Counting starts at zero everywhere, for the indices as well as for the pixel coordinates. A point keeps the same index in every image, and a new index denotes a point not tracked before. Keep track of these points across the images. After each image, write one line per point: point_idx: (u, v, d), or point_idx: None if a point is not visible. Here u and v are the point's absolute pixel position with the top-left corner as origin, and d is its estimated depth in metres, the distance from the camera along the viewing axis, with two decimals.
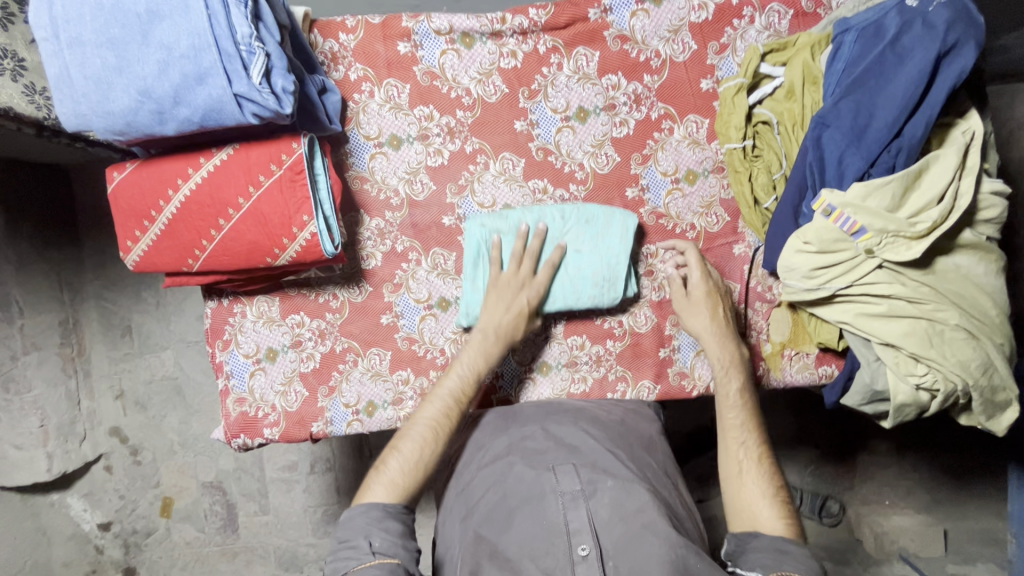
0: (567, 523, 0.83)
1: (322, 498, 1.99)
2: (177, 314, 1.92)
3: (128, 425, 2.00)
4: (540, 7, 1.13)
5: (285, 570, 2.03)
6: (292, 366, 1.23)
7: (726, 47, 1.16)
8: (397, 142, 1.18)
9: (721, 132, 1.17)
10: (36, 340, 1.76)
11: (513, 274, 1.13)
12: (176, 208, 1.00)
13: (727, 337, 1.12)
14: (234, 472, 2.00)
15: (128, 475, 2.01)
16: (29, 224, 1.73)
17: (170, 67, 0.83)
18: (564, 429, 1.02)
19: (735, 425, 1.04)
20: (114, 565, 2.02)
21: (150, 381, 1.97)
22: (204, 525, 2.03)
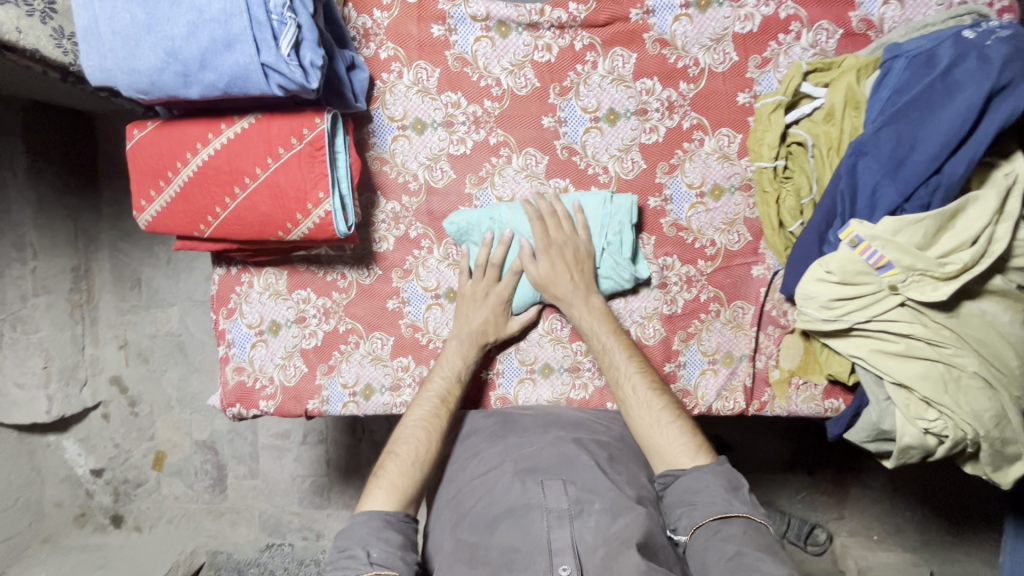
0: (549, 541, 0.83)
1: (311, 469, 2.00)
2: (187, 273, 1.92)
3: (129, 376, 2.02)
4: (581, 2, 1.10)
5: (268, 535, 2.06)
6: (294, 341, 1.22)
7: (769, 61, 1.11)
8: (421, 126, 1.16)
9: (753, 150, 1.13)
10: (46, 283, 1.80)
11: (477, 283, 1.16)
12: (193, 172, 0.99)
13: (577, 294, 1.13)
14: (228, 434, 2.02)
15: (124, 425, 2.04)
16: (51, 167, 1.76)
17: (198, 30, 0.81)
18: (559, 440, 1.01)
19: (616, 369, 1.08)
20: (103, 510, 2.07)
21: (154, 335, 1.98)
22: (193, 483, 2.06)
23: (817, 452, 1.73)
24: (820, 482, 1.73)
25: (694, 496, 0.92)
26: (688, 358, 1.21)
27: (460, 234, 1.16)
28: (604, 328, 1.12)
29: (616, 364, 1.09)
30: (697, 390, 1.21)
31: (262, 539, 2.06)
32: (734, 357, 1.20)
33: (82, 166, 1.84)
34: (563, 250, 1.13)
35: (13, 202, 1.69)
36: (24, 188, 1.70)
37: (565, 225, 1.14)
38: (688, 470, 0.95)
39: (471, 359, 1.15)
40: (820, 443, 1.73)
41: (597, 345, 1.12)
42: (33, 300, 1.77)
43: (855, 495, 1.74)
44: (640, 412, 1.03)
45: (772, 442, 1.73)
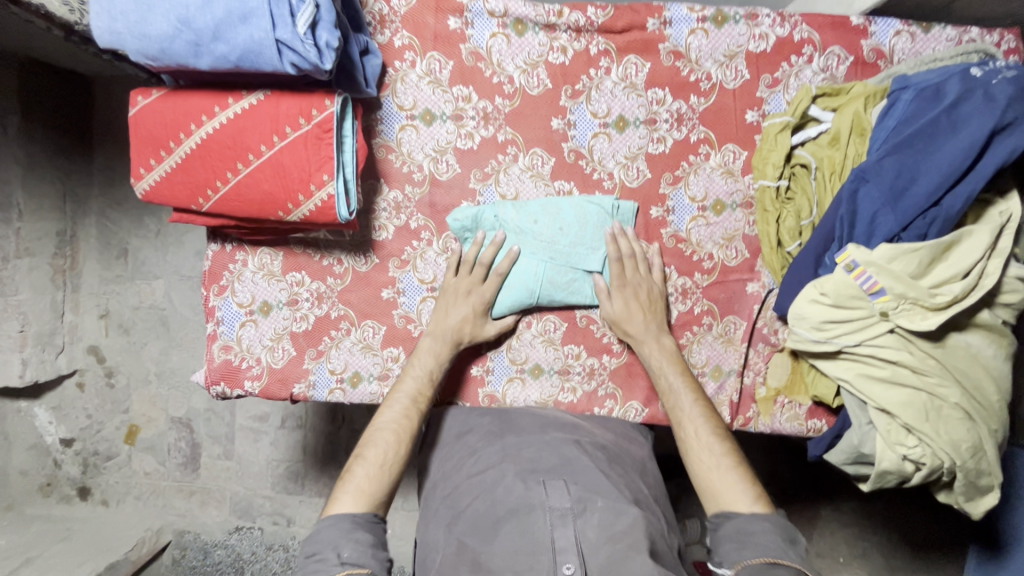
0: (552, 540, 0.81)
1: (287, 455, 2.01)
2: (175, 247, 1.95)
3: (108, 346, 2.01)
4: (600, 7, 1.10)
5: (237, 517, 2.05)
6: (284, 323, 1.21)
7: (779, 82, 1.12)
8: (430, 117, 1.15)
9: (758, 168, 1.13)
10: (30, 246, 1.77)
11: (461, 280, 1.14)
12: (196, 143, 0.98)
13: (647, 333, 1.13)
14: (205, 413, 2.03)
15: (99, 397, 2.02)
16: (42, 127, 1.75)
17: (215, 1, 0.80)
18: (558, 442, 1.03)
19: (681, 411, 1.07)
20: (69, 481, 2.04)
21: (137, 307, 1.98)
22: (165, 460, 2.06)
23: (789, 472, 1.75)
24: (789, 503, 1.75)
25: (748, 535, 0.88)
26: None
27: (463, 231, 1.15)
28: (673, 367, 1.12)
29: (680, 406, 1.08)
30: None
31: (231, 521, 2.05)
32: (723, 370, 1.21)
33: (76, 128, 1.84)
34: (638, 291, 1.14)
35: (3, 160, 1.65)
36: (16, 147, 1.67)
37: (643, 267, 1.14)
38: (743, 513, 0.91)
39: (443, 359, 1.13)
40: (795, 461, 1.76)
41: (664, 385, 1.11)
42: (15, 263, 1.74)
43: (825, 517, 1.76)
44: (699, 454, 1.01)
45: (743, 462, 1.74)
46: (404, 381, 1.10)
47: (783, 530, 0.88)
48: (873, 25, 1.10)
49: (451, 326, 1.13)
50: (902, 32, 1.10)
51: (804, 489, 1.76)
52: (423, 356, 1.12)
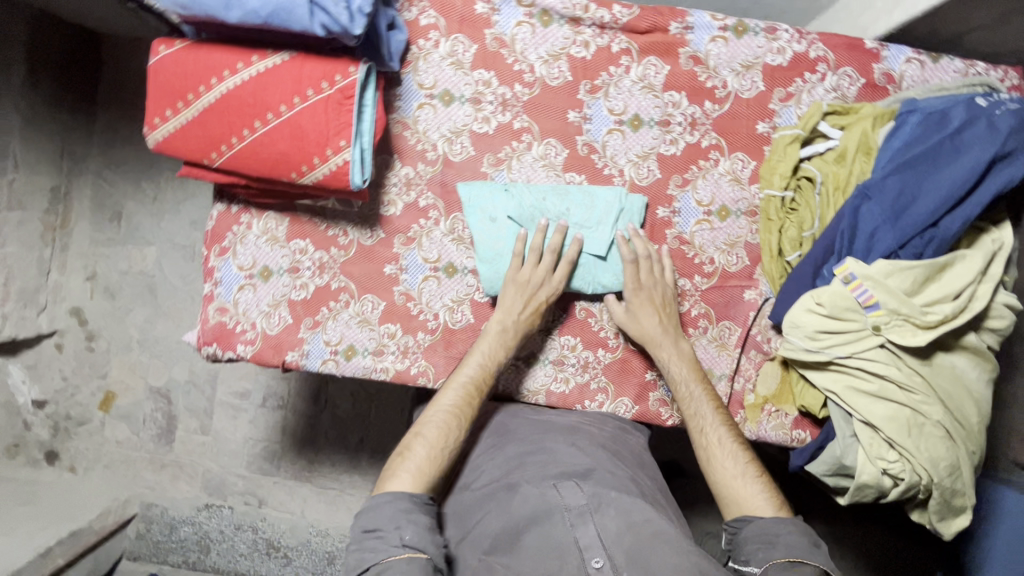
0: (576, 538, 0.87)
1: (266, 435, 2.02)
2: (170, 214, 2.01)
3: (91, 309, 2.06)
4: (625, 6, 1.12)
5: (208, 495, 2.05)
6: (283, 290, 1.20)
7: (792, 96, 1.15)
8: (448, 98, 1.16)
9: (765, 177, 1.17)
10: (22, 200, 1.84)
11: (531, 271, 1.13)
12: (215, 98, 0.97)
13: (665, 337, 1.15)
14: (185, 385, 2.06)
15: (77, 359, 2.06)
16: (48, 81, 1.84)
17: None
18: (561, 448, 1.09)
19: (696, 417, 1.11)
20: (38, 444, 2.06)
21: (126, 272, 2.04)
22: (140, 430, 2.07)
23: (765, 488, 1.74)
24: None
25: (774, 537, 0.95)
26: None
27: (471, 211, 1.16)
28: (691, 375, 1.14)
29: (700, 413, 1.11)
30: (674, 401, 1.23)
31: (202, 498, 2.05)
32: (714, 374, 1.23)
33: (81, 89, 1.94)
34: (652, 294, 1.15)
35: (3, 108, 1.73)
36: (18, 96, 1.75)
37: (656, 268, 1.16)
38: (768, 519, 0.98)
39: (509, 350, 1.13)
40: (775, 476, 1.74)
41: (683, 392, 1.14)
42: (5, 214, 1.79)
43: None
44: (722, 463, 1.06)
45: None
46: (464, 367, 1.11)
47: (808, 532, 0.97)
48: (885, 50, 1.14)
49: (522, 317, 1.13)
50: (913, 59, 1.13)
51: None
52: (485, 342, 1.13)
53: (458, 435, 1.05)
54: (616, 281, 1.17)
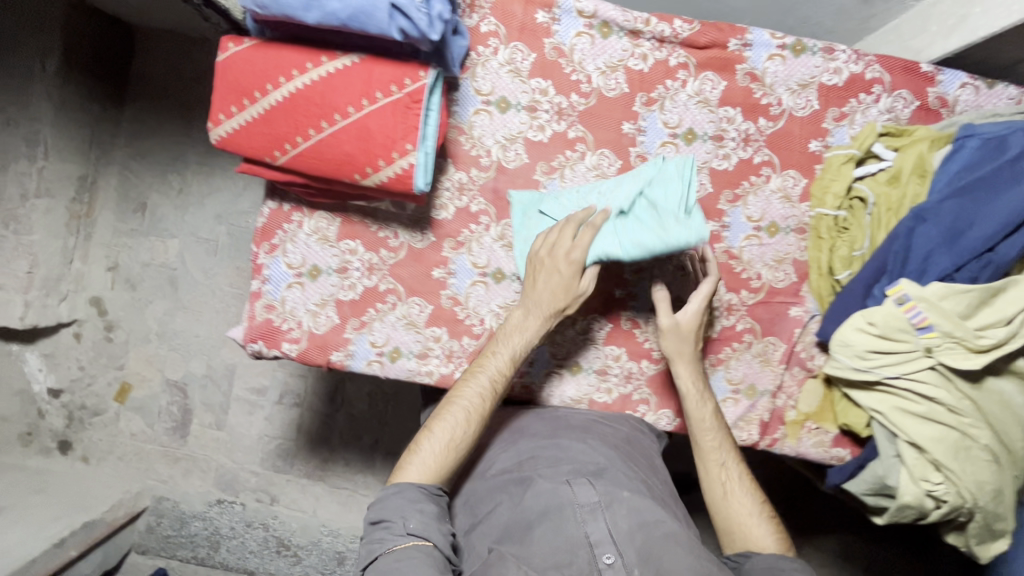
0: (587, 534, 0.91)
1: (281, 432, 2.04)
2: (195, 208, 2.03)
3: (111, 299, 2.07)
4: (686, 21, 1.13)
5: (221, 490, 2.05)
6: (331, 290, 1.20)
7: (845, 116, 1.16)
8: (505, 105, 1.17)
9: (816, 197, 1.17)
10: (50, 187, 1.87)
11: (555, 242, 1.07)
12: (283, 97, 0.98)
13: (689, 361, 1.14)
14: (202, 379, 2.06)
15: (95, 349, 2.06)
16: (81, 71, 1.87)
17: None
18: (572, 444, 1.11)
19: (714, 447, 1.13)
20: (51, 433, 2.06)
21: (148, 263, 2.05)
22: (155, 422, 2.07)
23: (779, 502, 1.75)
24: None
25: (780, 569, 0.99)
26: (713, 384, 1.23)
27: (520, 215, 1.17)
28: (708, 404, 1.15)
29: (716, 445, 1.13)
30: None
31: (214, 493, 2.05)
32: (757, 390, 1.24)
33: (112, 79, 1.98)
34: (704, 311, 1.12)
35: (36, 94, 1.78)
36: (50, 85, 1.80)
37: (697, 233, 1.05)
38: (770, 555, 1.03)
39: (531, 335, 1.09)
40: (787, 492, 1.76)
41: (700, 419, 1.14)
42: (32, 201, 1.84)
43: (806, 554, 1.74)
44: (732, 501, 1.09)
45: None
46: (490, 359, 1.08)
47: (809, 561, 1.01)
48: (941, 74, 1.14)
49: (545, 299, 1.08)
50: (968, 85, 1.14)
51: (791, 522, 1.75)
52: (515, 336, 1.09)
53: (474, 427, 1.04)
54: (655, 238, 1.03)
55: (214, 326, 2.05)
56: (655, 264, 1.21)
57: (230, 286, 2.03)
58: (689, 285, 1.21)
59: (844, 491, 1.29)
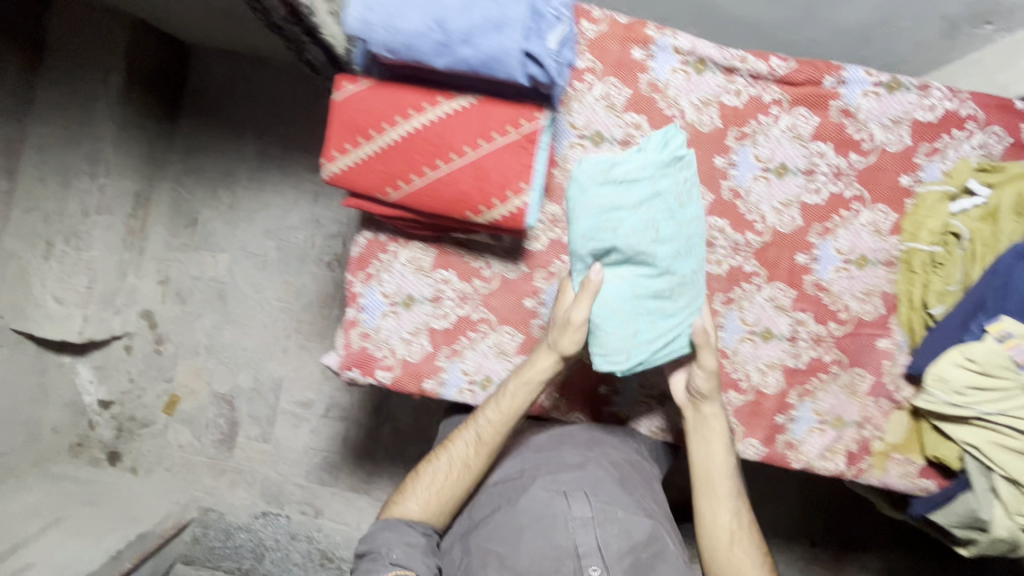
0: (577, 543, 1.02)
1: (326, 445, 2.06)
2: (245, 223, 2.06)
3: (161, 313, 2.11)
4: (782, 59, 1.15)
5: (266, 502, 2.07)
6: (425, 318, 1.23)
7: (937, 151, 1.17)
8: (599, 139, 1.19)
9: (909, 230, 1.18)
10: (109, 204, 1.89)
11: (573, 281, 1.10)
12: (399, 136, 1.00)
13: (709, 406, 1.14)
14: (249, 392, 2.09)
15: (145, 361, 2.10)
16: (140, 90, 1.89)
17: (475, 7, 0.84)
18: (575, 454, 1.20)
19: (724, 492, 1.15)
20: (101, 444, 2.08)
21: (198, 277, 2.09)
22: (202, 434, 2.10)
23: (821, 522, 1.88)
24: (823, 550, 1.88)
25: None
26: (800, 414, 1.24)
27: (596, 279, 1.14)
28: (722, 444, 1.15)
29: (721, 485, 1.15)
30: (801, 445, 1.25)
31: (259, 505, 2.07)
32: (844, 421, 1.24)
33: (168, 97, 2.01)
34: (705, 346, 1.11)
35: (99, 114, 1.80)
36: (114, 105, 1.82)
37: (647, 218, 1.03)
38: None
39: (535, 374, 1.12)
40: (829, 511, 1.88)
41: (708, 457, 1.15)
42: (93, 217, 1.86)
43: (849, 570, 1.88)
44: (730, 540, 1.14)
45: (779, 509, 1.88)
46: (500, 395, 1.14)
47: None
48: None
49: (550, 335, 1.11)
50: None
51: (833, 539, 1.88)
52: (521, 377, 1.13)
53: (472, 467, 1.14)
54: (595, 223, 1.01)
55: (262, 339, 2.08)
56: (745, 296, 1.23)
57: (278, 301, 2.06)
58: (777, 315, 1.23)
59: (921, 521, 1.31)
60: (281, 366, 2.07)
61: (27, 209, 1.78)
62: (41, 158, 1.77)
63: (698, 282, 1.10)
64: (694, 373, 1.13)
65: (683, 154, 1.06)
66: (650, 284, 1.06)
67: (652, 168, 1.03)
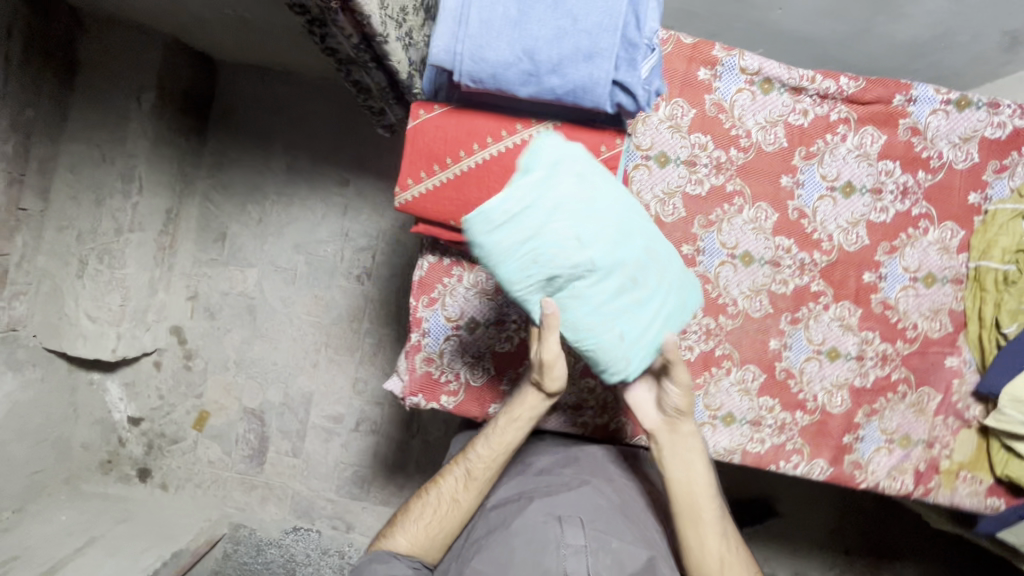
0: (565, 570, 0.94)
1: (356, 459, 2.05)
2: (274, 237, 2.04)
3: (190, 328, 2.08)
4: (851, 78, 1.15)
5: (296, 517, 2.07)
6: (488, 342, 1.21)
7: (1006, 168, 1.18)
8: (664, 160, 1.17)
9: (978, 247, 1.19)
10: (142, 221, 1.87)
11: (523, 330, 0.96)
12: (476, 163, 0.99)
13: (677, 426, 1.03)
14: (279, 407, 2.07)
15: (174, 378, 2.07)
16: (172, 106, 1.87)
17: (566, 37, 0.83)
18: (577, 478, 1.12)
19: (709, 520, 1.01)
20: (131, 462, 2.07)
21: (227, 292, 2.06)
22: (232, 450, 2.08)
23: (858, 528, 1.90)
24: (858, 559, 1.90)
25: None
26: (867, 433, 1.23)
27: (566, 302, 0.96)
28: (699, 462, 1.03)
29: (706, 515, 1.02)
30: (868, 465, 1.23)
31: (290, 521, 2.07)
32: (911, 440, 1.23)
33: (197, 112, 1.99)
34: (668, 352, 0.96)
35: (133, 133, 1.78)
36: (147, 121, 1.80)
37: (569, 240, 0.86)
38: None
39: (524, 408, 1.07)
40: (864, 519, 1.91)
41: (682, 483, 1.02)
42: (126, 235, 1.83)
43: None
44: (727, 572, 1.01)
45: (816, 520, 1.91)
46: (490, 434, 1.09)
47: None
48: None
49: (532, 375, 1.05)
50: None
51: (869, 547, 1.90)
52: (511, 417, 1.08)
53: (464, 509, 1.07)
54: (521, 273, 0.87)
55: (292, 354, 2.06)
56: (811, 316, 1.21)
57: (308, 315, 2.04)
58: (844, 334, 1.22)
59: (984, 537, 1.32)
60: (311, 381, 2.06)
61: (61, 226, 1.81)
62: (76, 176, 1.79)
63: (656, 255, 0.94)
64: (665, 386, 1.02)
65: (560, 154, 0.88)
66: (608, 291, 0.90)
67: (544, 184, 0.85)
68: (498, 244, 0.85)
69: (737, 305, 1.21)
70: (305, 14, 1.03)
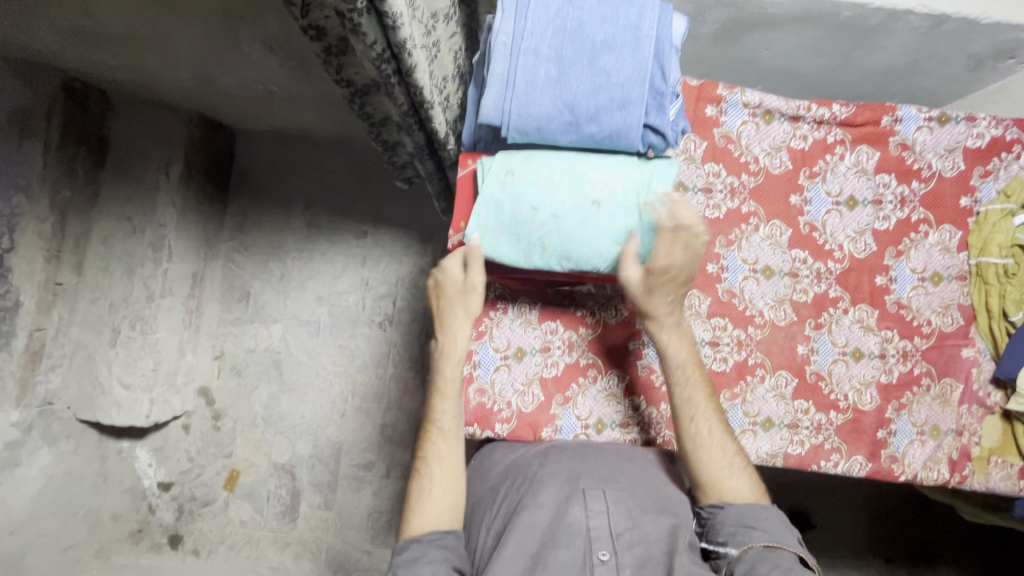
0: (589, 527, 1.00)
1: (389, 506, 2.07)
2: (296, 292, 2.13)
3: (218, 388, 2.13)
4: (842, 105, 1.29)
5: (332, 572, 2.05)
6: (536, 369, 1.27)
7: (990, 173, 1.31)
8: (683, 189, 1.28)
9: (976, 245, 1.30)
10: (171, 286, 1.92)
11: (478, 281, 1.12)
12: None
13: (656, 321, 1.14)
14: (309, 460, 2.10)
15: (203, 439, 2.11)
16: (198, 175, 1.98)
17: (602, 91, 0.96)
18: (600, 457, 1.17)
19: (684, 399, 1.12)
20: (162, 529, 2.07)
21: (253, 349, 2.13)
22: (264, 508, 2.10)
23: (892, 533, 1.94)
24: (897, 565, 1.92)
25: (751, 521, 1.03)
26: (899, 428, 1.30)
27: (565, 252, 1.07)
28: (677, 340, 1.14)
29: (693, 403, 1.12)
30: (904, 458, 1.29)
31: None
32: (941, 430, 1.30)
33: (220, 180, 2.10)
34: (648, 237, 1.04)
35: (161, 204, 1.86)
36: (175, 193, 1.88)
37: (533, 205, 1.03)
38: (745, 504, 1.06)
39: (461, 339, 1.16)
40: (895, 524, 1.95)
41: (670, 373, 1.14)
42: (157, 301, 1.87)
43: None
44: (710, 452, 1.10)
45: (852, 519, 1.93)
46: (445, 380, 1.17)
47: (781, 518, 1.05)
48: None
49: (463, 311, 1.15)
50: None
51: (906, 550, 1.93)
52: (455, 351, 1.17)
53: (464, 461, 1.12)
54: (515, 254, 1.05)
55: (320, 405, 2.10)
56: (833, 320, 1.31)
57: (333, 365, 2.11)
58: (865, 335, 1.31)
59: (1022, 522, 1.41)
60: (340, 432, 2.10)
61: (95, 297, 1.84)
62: (107, 248, 1.83)
63: (588, 166, 1.04)
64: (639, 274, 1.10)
65: (500, 162, 1.06)
66: (585, 206, 1.03)
67: (489, 194, 1.05)
68: (489, 247, 1.06)
69: (764, 316, 1.29)
70: (350, 87, 1.14)
